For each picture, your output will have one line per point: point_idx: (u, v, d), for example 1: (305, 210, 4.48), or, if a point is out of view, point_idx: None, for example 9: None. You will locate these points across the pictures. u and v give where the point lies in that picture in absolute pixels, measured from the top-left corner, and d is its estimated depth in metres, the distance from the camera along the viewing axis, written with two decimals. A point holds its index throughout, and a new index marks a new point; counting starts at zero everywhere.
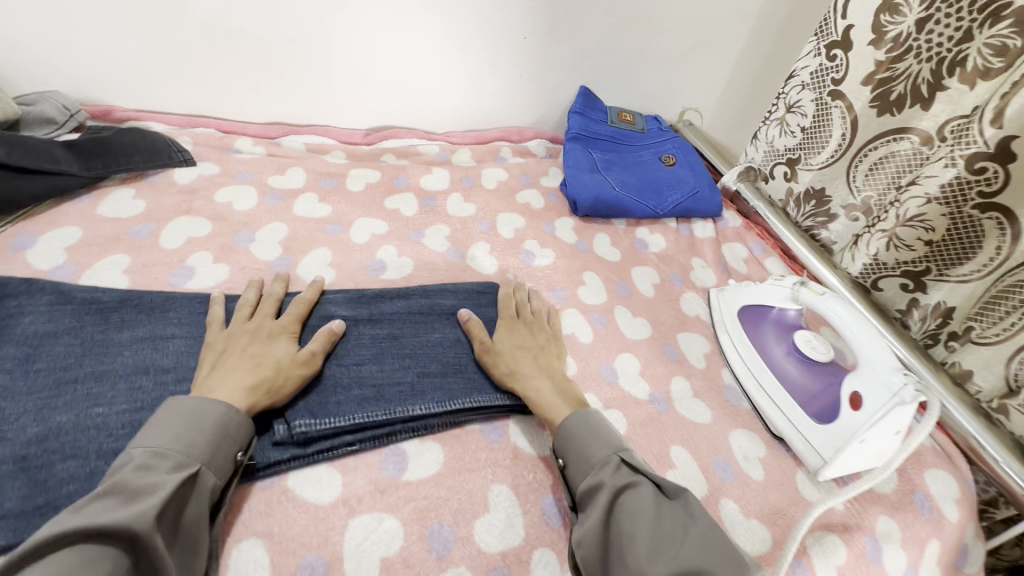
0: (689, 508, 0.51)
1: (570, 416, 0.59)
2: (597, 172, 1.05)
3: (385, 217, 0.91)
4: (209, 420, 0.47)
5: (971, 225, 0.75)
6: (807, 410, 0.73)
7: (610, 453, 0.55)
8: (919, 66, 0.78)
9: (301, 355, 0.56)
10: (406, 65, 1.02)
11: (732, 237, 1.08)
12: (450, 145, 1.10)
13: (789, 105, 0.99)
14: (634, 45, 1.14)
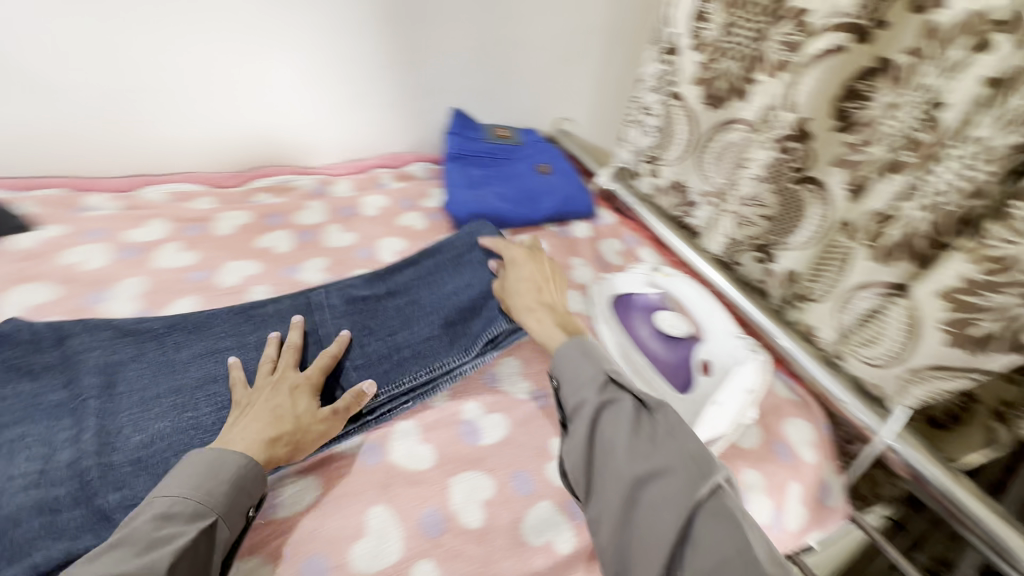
0: (670, 425, 0.52)
1: (563, 346, 0.61)
2: (475, 188, 1.00)
3: (258, 259, 0.84)
4: (222, 485, 0.49)
5: (827, 195, 0.76)
6: (672, 383, 0.74)
7: (598, 369, 0.58)
8: (756, 56, 0.82)
9: (321, 415, 0.57)
10: (246, 103, 0.97)
11: (608, 233, 1.03)
12: (328, 179, 1.04)
13: (642, 108, 0.99)
14: (501, 63, 1.12)
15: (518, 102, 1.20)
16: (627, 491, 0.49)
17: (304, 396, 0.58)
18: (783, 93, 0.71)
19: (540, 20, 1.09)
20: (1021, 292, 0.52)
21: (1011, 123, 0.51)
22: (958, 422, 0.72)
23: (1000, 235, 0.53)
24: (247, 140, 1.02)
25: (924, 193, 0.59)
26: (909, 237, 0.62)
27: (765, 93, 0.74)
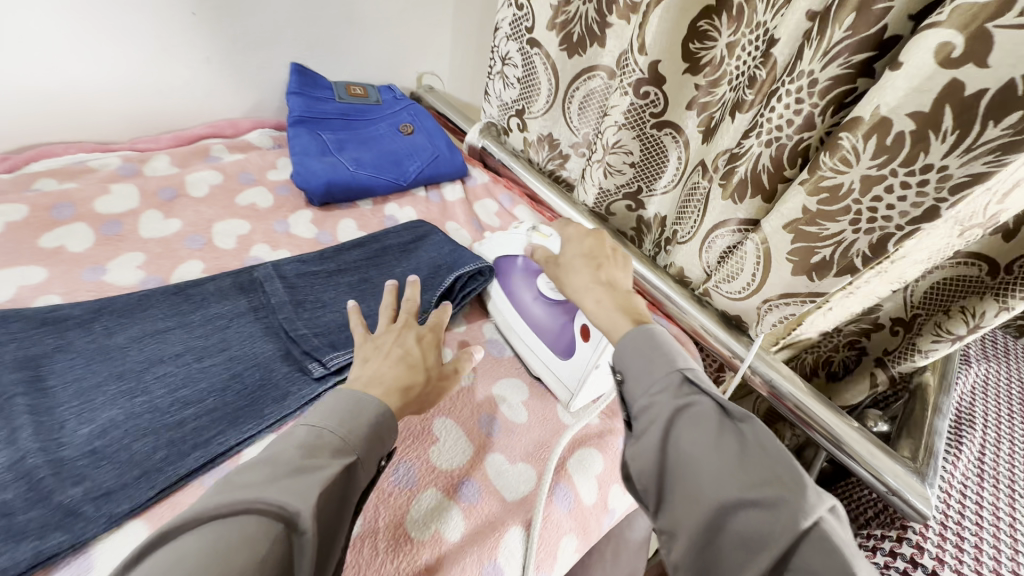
0: (758, 440, 0.43)
1: (628, 336, 0.53)
2: (328, 154, 0.96)
3: (48, 262, 0.69)
4: (365, 420, 0.48)
5: (656, 142, 0.89)
6: (552, 349, 0.72)
7: (670, 365, 0.49)
8: (585, 7, 0.87)
9: (444, 369, 0.60)
10: (24, 54, 0.78)
11: (482, 193, 1.05)
12: (139, 154, 0.89)
13: (502, 59, 1.03)
14: (340, 9, 1.02)
15: (361, 56, 1.11)
16: (707, 516, 0.41)
17: (431, 342, 0.62)
18: (636, 35, 0.78)
19: None
20: (849, 220, 0.61)
21: (832, 56, 0.57)
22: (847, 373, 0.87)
23: (831, 167, 0.58)
24: (54, 105, 0.85)
25: (764, 126, 0.67)
26: (754, 170, 0.70)
27: (618, 36, 0.85)
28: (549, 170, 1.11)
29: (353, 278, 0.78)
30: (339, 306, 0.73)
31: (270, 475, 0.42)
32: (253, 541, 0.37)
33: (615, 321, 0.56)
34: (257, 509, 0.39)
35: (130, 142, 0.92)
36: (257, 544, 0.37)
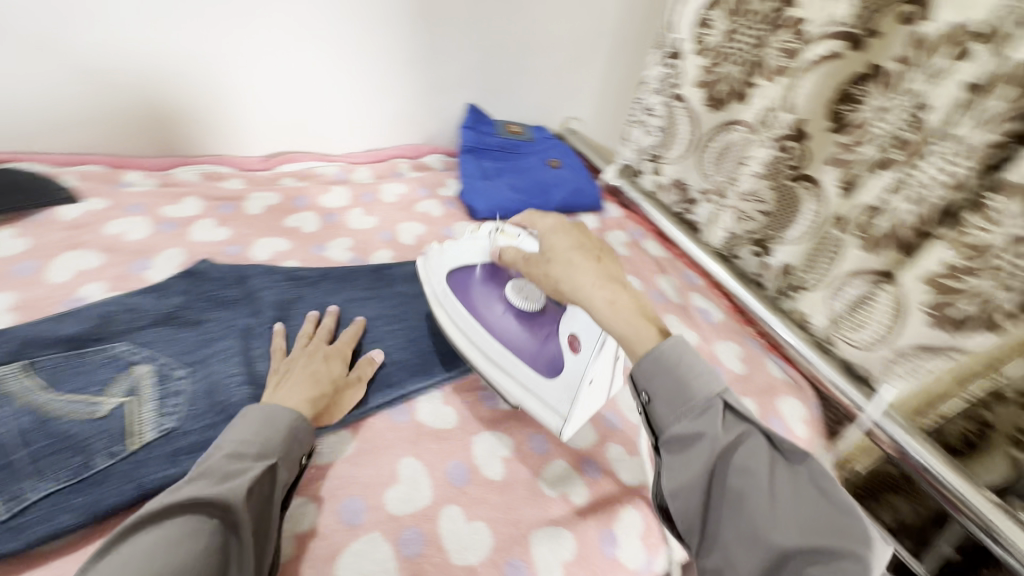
0: (814, 478, 0.47)
1: (667, 351, 0.54)
2: (489, 179, 1.14)
3: (288, 236, 0.91)
4: (285, 430, 0.55)
5: (790, 193, 0.93)
6: (537, 365, 0.70)
7: (712, 396, 0.52)
8: (733, 69, 0.96)
9: (350, 377, 0.68)
10: (290, 86, 1.02)
11: (615, 225, 1.15)
12: (349, 165, 1.13)
13: (646, 109, 1.15)
14: (512, 63, 1.21)
15: (523, 101, 1.29)
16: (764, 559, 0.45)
17: (334, 359, 0.69)
18: (784, 95, 0.87)
19: (545, 24, 1.18)
20: (992, 275, 0.65)
21: (987, 122, 0.63)
22: (973, 449, 0.79)
23: (978, 226, 0.65)
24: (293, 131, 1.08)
25: (912, 187, 0.73)
26: (895, 226, 0.75)
27: (763, 95, 0.93)
28: (674, 210, 1.19)
29: None
30: None
31: (200, 486, 0.46)
32: (197, 537, 0.43)
33: (641, 326, 0.57)
34: (188, 513, 0.44)
35: (345, 155, 1.14)
36: (200, 539, 0.43)
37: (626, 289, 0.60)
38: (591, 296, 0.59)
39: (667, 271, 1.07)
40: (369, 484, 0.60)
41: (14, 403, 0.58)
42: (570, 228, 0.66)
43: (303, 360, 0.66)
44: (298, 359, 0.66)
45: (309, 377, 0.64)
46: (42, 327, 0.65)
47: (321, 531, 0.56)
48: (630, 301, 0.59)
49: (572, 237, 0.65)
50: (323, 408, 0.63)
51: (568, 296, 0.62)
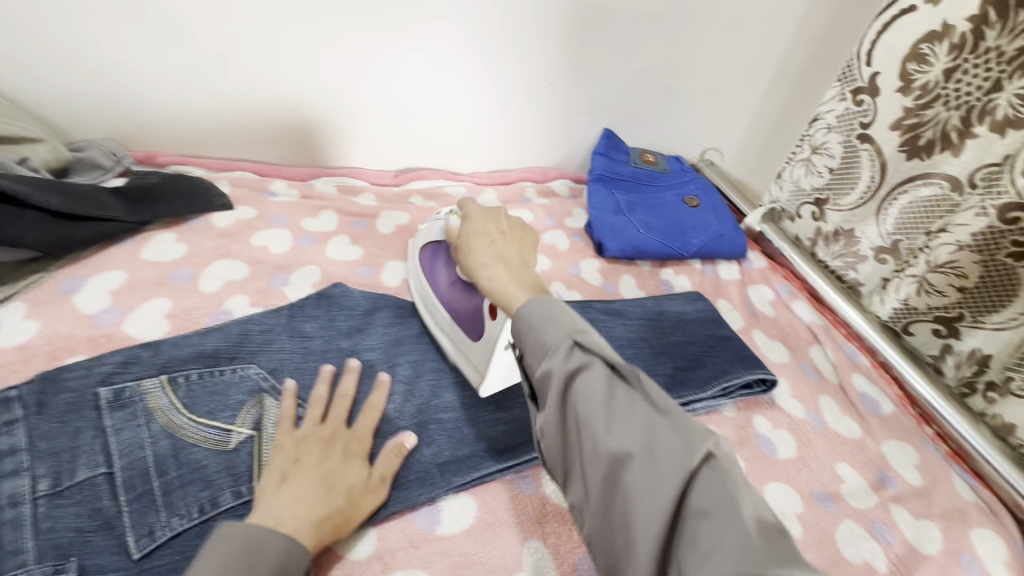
0: (710, 484, 0.36)
1: (554, 368, 0.43)
2: (622, 213, 1.05)
3: None
4: (274, 569, 0.43)
5: (1006, 273, 0.77)
6: (465, 330, 0.68)
7: (621, 437, 0.40)
8: (948, 114, 0.81)
9: (373, 482, 0.54)
10: (431, 105, 0.99)
11: (758, 278, 1.04)
12: (476, 186, 1.09)
13: (814, 148, 0.99)
14: (659, 88, 1.12)
15: (662, 129, 1.20)
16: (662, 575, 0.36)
17: (350, 454, 0.55)
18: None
19: (703, 47, 1.07)
20: None
21: None
22: None
23: None
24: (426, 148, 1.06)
25: None
26: None
27: (981, 148, 0.78)
28: (830, 268, 1.04)
29: (634, 333, 0.83)
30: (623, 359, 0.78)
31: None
32: None
33: (525, 315, 0.47)
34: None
35: (472, 175, 1.11)
36: None
37: (514, 263, 0.54)
38: (494, 275, 0.53)
39: (823, 341, 0.92)
40: (493, 568, 0.53)
41: (153, 418, 0.54)
42: (493, 212, 0.61)
43: (316, 450, 0.53)
44: (313, 447, 0.53)
45: (313, 475, 0.51)
46: (188, 336, 0.62)
47: None
48: (496, 284, 0.52)
49: (493, 222, 0.60)
50: (335, 526, 0.49)
51: (470, 273, 0.56)
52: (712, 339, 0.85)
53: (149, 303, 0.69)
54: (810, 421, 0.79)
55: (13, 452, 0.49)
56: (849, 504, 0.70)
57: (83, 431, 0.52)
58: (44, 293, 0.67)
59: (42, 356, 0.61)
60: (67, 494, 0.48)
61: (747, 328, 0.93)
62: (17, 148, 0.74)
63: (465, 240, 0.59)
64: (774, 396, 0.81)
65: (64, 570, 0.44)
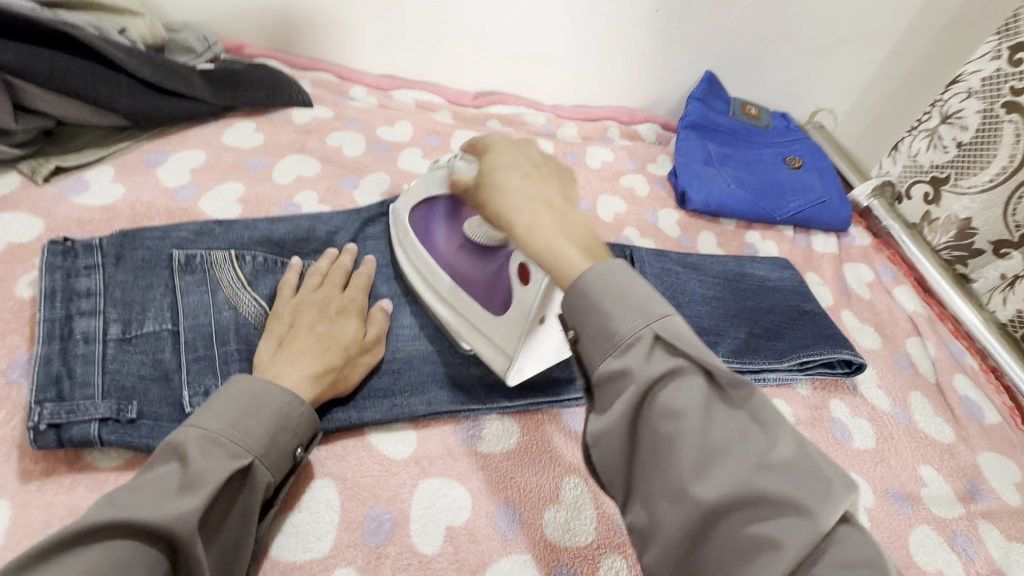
0: (756, 413, 0.34)
1: (585, 277, 0.39)
2: (711, 165, 0.95)
3: None
4: (276, 418, 0.43)
5: None
6: (487, 308, 0.55)
7: (639, 329, 0.36)
8: None
9: (368, 340, 0.54)
10: (524, 23, 0.92)
11: (857, 256, 0.92)
12: (557, 118, 1.01)
13: (945, 115, 0.85)
14: (778, 30, 0.98)
15: (771, 81, 1.07)
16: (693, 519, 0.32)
17: (342, 311, 0.54)
18: None
19: None
20: None
21: None
22: None
23: None
24: (512, 72, 0.99)
25: None
26: None
27: None
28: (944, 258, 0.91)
29: (709, 290, 0.76)
30: (694, 314, 0.72)
31: (148, 496, 0.35)
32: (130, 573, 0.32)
33: (558, 245, 0.41)
34: (126, 535, 0.33)
35: (554, 106, 1.04)
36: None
37: (552, 207, 0.44)
38: (535, 219, 0.43)
39: (924, 333, 0.81)
40: (529, 494, 0.51)
41: (219, 288, 0.55)
42: (519, 142, 0.49)
43: (312, 314, 0.53)
44: (307, 311, 0.53)
45: (308, 334, 0.51)
46: (258, 220, 0.62)
47: (472, 533, 0.47)
48: (539, 230, 0.42)
49: (525, 155, 0.48)
50: (335, 383, 0.50)
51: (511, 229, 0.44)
52: (796, 311, 0.76)
53: (225, 185, 0.70)
54: (896, 416, 0.71)
55: (90, 293, 0.51)
56: (930, 510, 0.62)
57: (155, 288, 0.53)
58: (131, 159, 0.68)
59: (124, 218, 0.62)
60: (135, 341, 0.50)
61: (836, 307, 0.83)
62: (117, 18, 0.75)
63: (493, 163, 0.48)
64: (857, 383, 0.73)
65: (125, 411, 0.46)
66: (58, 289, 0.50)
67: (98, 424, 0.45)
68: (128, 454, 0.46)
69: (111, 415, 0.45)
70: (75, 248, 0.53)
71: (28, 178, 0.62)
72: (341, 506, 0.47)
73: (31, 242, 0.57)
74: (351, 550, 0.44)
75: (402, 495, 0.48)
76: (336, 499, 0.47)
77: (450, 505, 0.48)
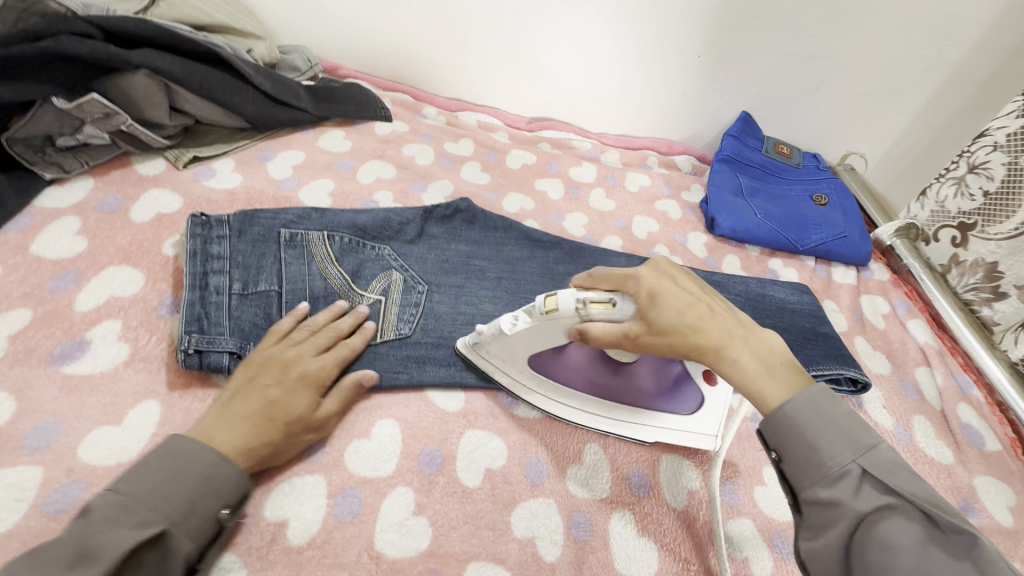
0: (976, 558, 0.36)
1: (794, 404, 0.45)
2: (741, 196, 1.04)
3: (535, 197, 0.97)
4: (200, 482, 0.45)
5: None
6: (661, 407, 0.61)
7: (848, 463, 0.42)
8: None
9: (316, 419, 0.54)
10: (579, 62, 1.04)
11: (875, 289, 0.99)
12: (602, 145, 1.12)
13: (972, 165, 0.91)
14: (812, 78, 1.07)
15: (804, 123, 1.15)
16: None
17: (304, 376, 0.55)
18: None
19: (871, 41, 1.02)
20: None
21: None
22: None
23: None
24: (564, 103, 1.11)
25: None
26: None
27: None
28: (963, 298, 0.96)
29: (729, 305, 0.84)
30: None
31: (40, 568, 0.37)
32: None
33: (761, 381, 0.47)
34: None
35: (600, 134, 1.15)
36: None
37: (744, 339, 0.49)
38: (739, 357, 0.48)
39: (933, 364, 0.87)
40: (555, 453, 0.59)
41: (315, 261, 0.67)
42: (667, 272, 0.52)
43: (273, 374, 0.54)
44: (270, 368, 0.54)
45: (262, 397, 0.52)
46: (345, 210, 0.74)
47: (506, 476, 0.56)
48: (745, 369, 0.48)
49: (685, 290, 0.52)
50: (268, 461, 0.50)
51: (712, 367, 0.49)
52: (810, 332, 0.83)
53: (319, 180, 0.84)
54: (897, 434, 0.77)
55: (220, 256, 0.64)
56: None
57: (267, 257, 0.65)
58: (247, 155, 0.83)
59: (242, 200, 0.76)
60: (250, 297, 0.62)
61: (849, 333, 0.90)
62: (244, 40, 0.91)
63: (662, 292, 0.50)
64: (862, 401, 0.79)
65: (244, 348, 0.58)
66: (198, 251, 0.63)
67: (226, 355, 0.57)
68: None
69: (235, 349, 0.58)
70: (210, 221, 0.65)
71: (172, 163, 0.77)
72: (402, 439, 0.57)
73: (174, 212, 0.71)
74: (408, 474, 0.54)
75: (451, 438, 0.58)
76: (398, 433, 0.57)
77: (487, 453, 0.58)
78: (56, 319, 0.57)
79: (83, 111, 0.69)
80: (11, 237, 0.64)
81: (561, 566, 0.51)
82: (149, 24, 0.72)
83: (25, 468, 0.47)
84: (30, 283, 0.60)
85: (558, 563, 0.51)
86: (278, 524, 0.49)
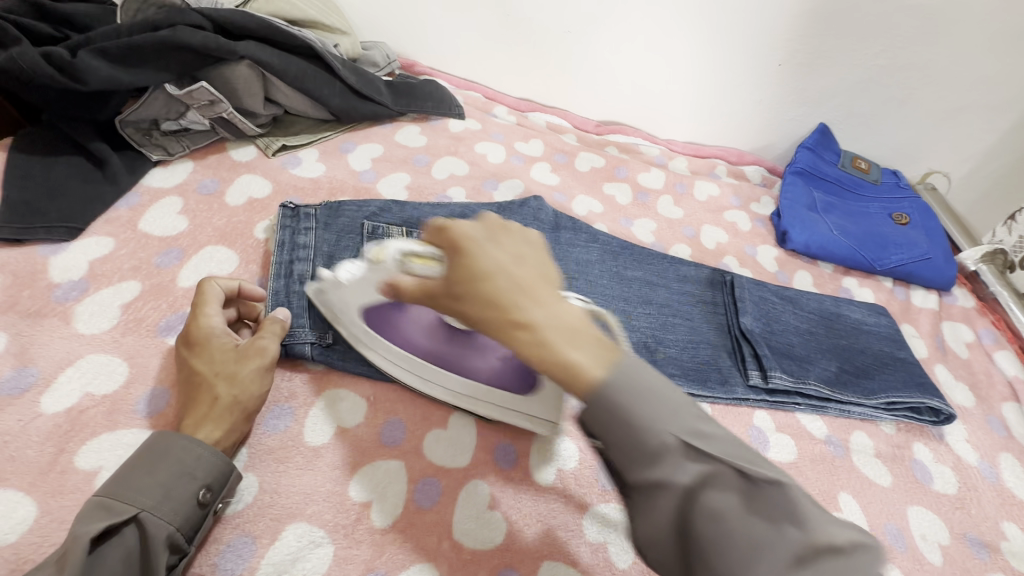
0: (768, 505, 0.35)
1: (610, 373, 0.36)
2: (815, 211, 1.00)
3: (603, 201, 0.97)
4: (171, 469, 0.44)
5: None
6: (549, 412, 0.56)
7: (665, 433, 0.36)
8: None
9: (244, 347, 0.52)
10: (653, 67, 1.02)
11: (958, 316, 0.94)
12: (669, 152, 1.10)
13: None
14: (899, 92, 1.03)
15: (886, 138, 1.10)
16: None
17: (196, 343, 0.52)
18: None
19: (967, 55, 0.96)
20: None
21: None
22: None
23: None
24: (633, 108, 1.10)
25: None
26: None
27: None
28: None
29: (801, 322, 0.81)
30: (786, 343, 0.77)
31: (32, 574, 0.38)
32: None
33: (575, 358, 0.36)
34: None
35: (668, 140, 1.14)
36: None
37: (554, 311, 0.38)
38: (537, 328, 0.37)
39: (1023, 400, 0.81)
40: None
41: None
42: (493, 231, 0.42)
43: (178, 362, 0.53)
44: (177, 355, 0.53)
45: (183, 380, 0.51)
46: (423, 205, 0.75)
47: (578, 478, 0.56)
48: (572, 361, 0.36)
49: (506, 249, 0.41)
50: (245, 413, 0.50)
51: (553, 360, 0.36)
52: (888, 357, 0.79)
53: (396, 173, 0.86)
54: (982, 470, 0.72)
55: (306, 246, 0.65)
56: (1007, 562, 0.64)
57: (350, 246, 0.66)
58: (331, 146, 0.86)
59: (325, 189, 0.79)
60: None
61: (929, 360, 0.85)
62: (332, 35, 0.94)
63: (476, 245, 0.41)
64: (944, 434, 0.76)
65: (325, 337, 0.58)
66: (286, 241, 0.65)
67: (310, 345, 0.58)
68: (328, 367, 0.59)
69: (316, 339, 0.58)
70: (299, 212, 0.67)
71: (262, 151, 0.80)
72: (477, 431, 0.57)
73: (265, 197, 0.74)
74: (484, 468, 0.55)
75: (523, 435, 0.58)
76: (473, 426, 0.58)
77: (557, 456, 0.57)
78: (162, 293, 0.61)
79: (191, 97, 0.74)
80: (121, 213, 0.68)
81: (633, 574, 0.51)
82: (254, 17, 0.75)
83: (139, 430, 0.50)
84: (138, 257, 0.64)
85: (630, 571, 0.51)
86: (363, 505, 0.50)
